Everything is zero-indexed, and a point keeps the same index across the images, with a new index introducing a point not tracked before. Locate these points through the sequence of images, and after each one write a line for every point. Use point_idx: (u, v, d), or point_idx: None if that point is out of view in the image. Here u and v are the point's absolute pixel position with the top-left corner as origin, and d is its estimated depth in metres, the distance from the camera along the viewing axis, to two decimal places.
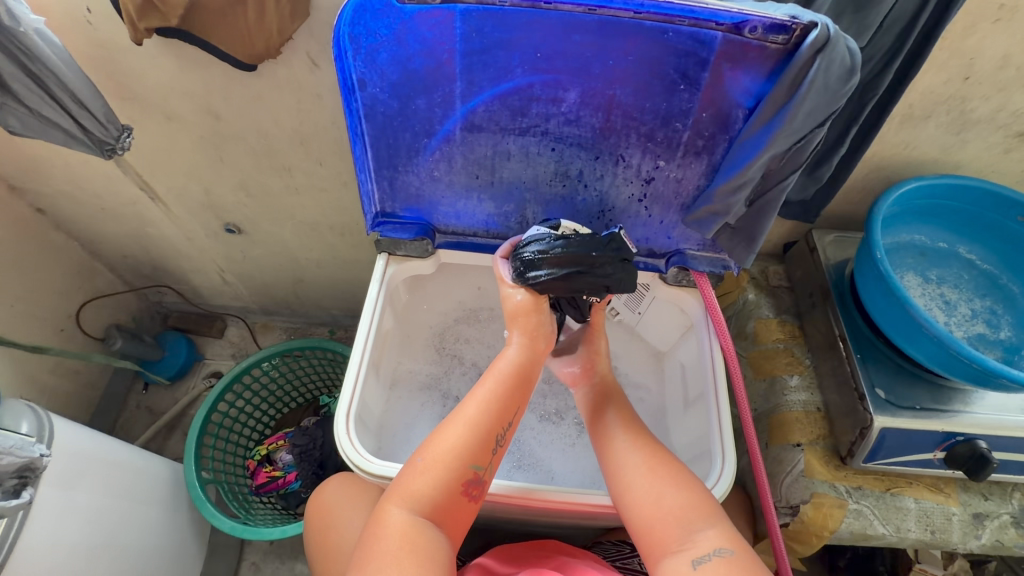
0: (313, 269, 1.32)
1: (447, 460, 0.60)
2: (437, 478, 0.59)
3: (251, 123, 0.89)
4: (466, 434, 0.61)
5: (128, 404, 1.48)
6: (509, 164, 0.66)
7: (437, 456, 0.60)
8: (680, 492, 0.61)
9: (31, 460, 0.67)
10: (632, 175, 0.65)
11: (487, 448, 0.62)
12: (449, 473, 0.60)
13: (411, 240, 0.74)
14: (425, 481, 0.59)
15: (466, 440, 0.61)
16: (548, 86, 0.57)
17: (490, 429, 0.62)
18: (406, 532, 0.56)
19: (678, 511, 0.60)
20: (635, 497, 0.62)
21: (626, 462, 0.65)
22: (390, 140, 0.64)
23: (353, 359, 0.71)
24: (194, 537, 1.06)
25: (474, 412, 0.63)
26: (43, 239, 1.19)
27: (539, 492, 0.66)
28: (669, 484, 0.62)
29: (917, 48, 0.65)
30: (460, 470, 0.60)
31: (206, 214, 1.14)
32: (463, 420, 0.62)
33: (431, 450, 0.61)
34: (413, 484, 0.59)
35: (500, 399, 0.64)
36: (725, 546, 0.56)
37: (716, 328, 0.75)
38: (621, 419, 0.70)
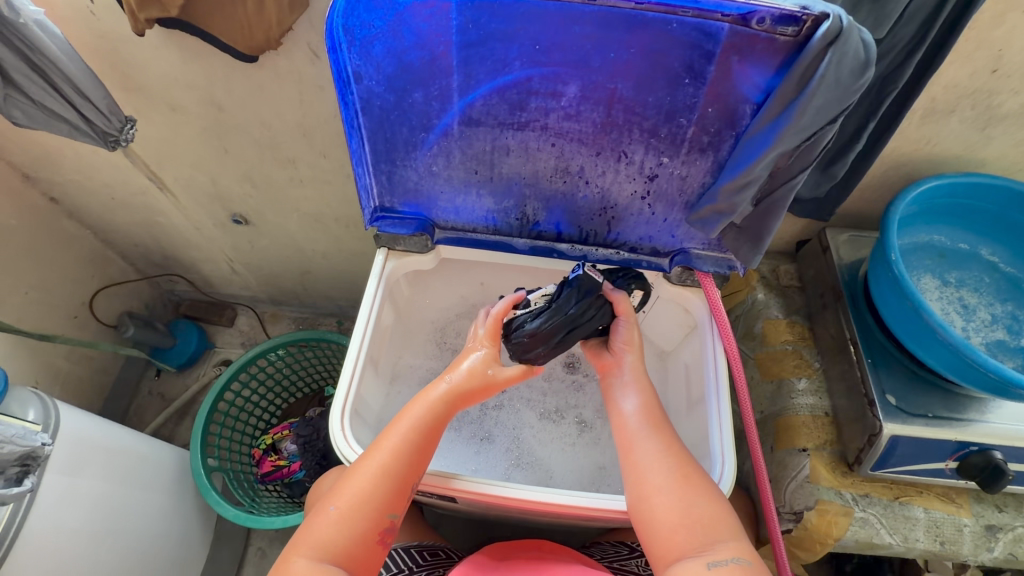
0: (320, 261, 1.32)
1: (360, 509, 0.57)
2: (350, 526, 0.56)
3: (255, 115, 0.88)
4: (377, 484, 0.58)
5: (140, 389, 1.52)
6: (508, 160, 0.64)
7: (349, 503, 0.57)
8: (709, 502, 0.58)
9: (33, 449, 0.69)
10: (635, 172, 0.63)
11: (400, 496, 0.59)
12: (359, 521, 0.57)
13: (410, 235, 0.73)
14: (335, 531, 0.56)
15: (380, 487, 0.58)
16: (547, 79, 0.56)
17: (403, 478, 0.59)
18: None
19: (705, 518, 0.56)
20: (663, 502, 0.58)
21: (655, 462, 0.61)
22: (387, 134, 0.63)
23: (350, 355, 0.70)
24: (200, 523, 1.08)
25: (389, 460, 0.59)
26: (57, 228, 1.21)
27: (535, 496, 0.65)
28: (700, 492, 0.58)
29: (941, 39, 0.62)
30: (373, 519, 0.57)
31: (213, 204, 1.14)
32: (376, 469, 0.59)
33: (342, 497, 0.58)
34: (323, 534, 0.56)
35: (414, 445, 0.61)
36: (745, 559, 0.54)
37: (719, 329, 0.72)
38: (650, 417, 0.65)
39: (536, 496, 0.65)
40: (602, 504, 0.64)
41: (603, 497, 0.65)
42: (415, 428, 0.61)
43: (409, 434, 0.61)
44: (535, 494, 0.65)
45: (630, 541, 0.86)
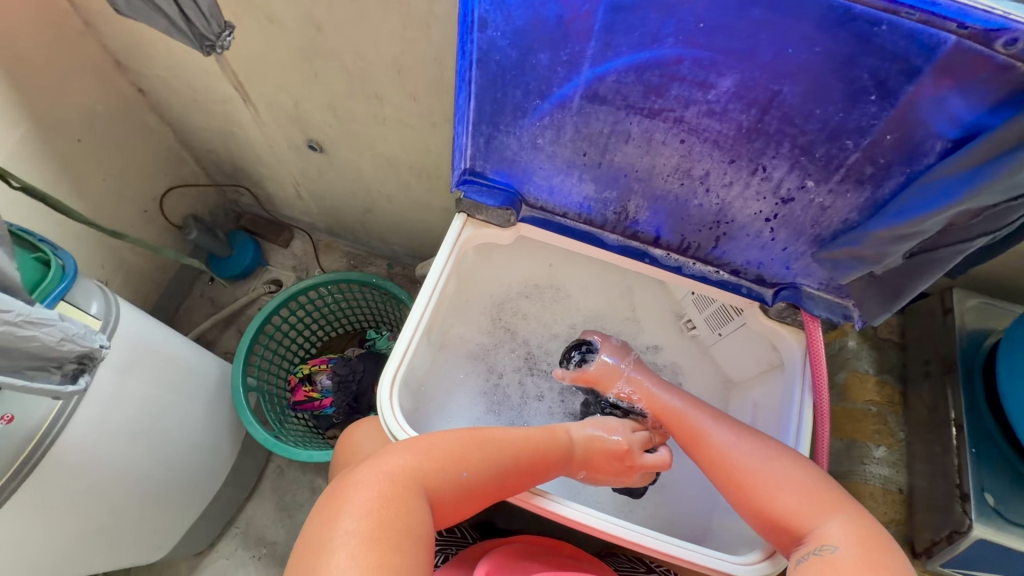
0: (384, 204, 1.29)
1: (460, 468, 0.56)
2: (445, 476, 0.55)
3: (352, 43, 0.83)
4: (471, 449, 0.58)
5: (193, 291, 1.56)
6: (625, 148, 0.57)
7: (449, 458, 0.56)
8: (804, 477, 0.58)
9: (91, 350, 0.58)
10: (768, 190, 0.54)
11: (491, 480, 0.58)
12: (444, 477, 0.55)
13: (495, 208, 0.67)
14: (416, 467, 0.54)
15: (483, 461, 0.58)
16: (700, 66, 0.47)
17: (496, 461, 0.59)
18: (401, 507, 0.50)
19: (804, 497, 0.56)
20: (745, 498, 0.59)
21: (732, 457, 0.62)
22: (497, 95, 0.56)
23: (410, 323, 0.65)
24: (231, 437, 1.12)
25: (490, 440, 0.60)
26: (140, 121, 1.21)
27: (577, 514, 0.61)
28: (782, 480, 0.58)
29: None
30: (459, 473, 0.56)
31: (291, 126, 1.11)
32: (474, 441, 0.58)
33: (468, 460, 0.57)
34: (420, 471, 0.54)
35: (517, 449, 0.61)
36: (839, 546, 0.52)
37: (813, 385, 0.63)
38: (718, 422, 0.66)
39: (576, 513, 0.61)
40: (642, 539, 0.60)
41: (648, 534, 0.61)
42: (530, 443, 0.62)
43: (520, 445, 0.61)
44: (574, 512, 0.61)
45: (648, 559, 0.82)
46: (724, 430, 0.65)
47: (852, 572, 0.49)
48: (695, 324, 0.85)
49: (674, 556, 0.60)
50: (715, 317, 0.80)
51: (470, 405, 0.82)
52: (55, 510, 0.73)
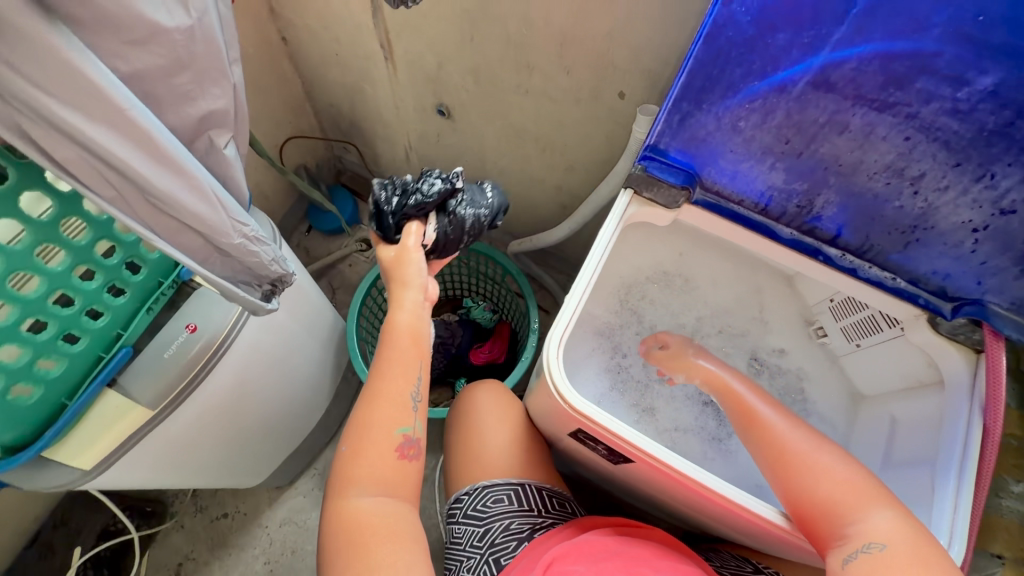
0: (493, 175, 1.31)
1: (371, 438, 0.62)
2: (376, 462, 0.61)
3: (522, 9, 0.84)
4: (383, 406, 0.62)
5: (290, 239, 1.62)
6: (835, 140, 0.56)
7: (359, 441, 0.62)
8: (845, 476, 0.58)
9: (286, 274, 0.62)
10: (987, 199, 0.53)
11: (403, 410, 0.64)
12: (381, 453, 0.62)
13: (670, 186, 0.67)
14: (366, 466, 0.61)
15: (393, 405, 0.63)
16: (960, 61, 0.46)
17: (400, 391, 0.63)
18: (372, 521, 0.58)
19: (838, 500, 0.56)
20: (782, 487, 0.60)
21: (782, 444, 0.62)
22: (714, 72, 0.56)
23: (575, 291, 0.64)
24: (331, 380, 1.17)
25: (385, 384, 0.63)
26: (278, 68, 1.26)
27: (695, 475, 0.59)
28: (819, 476, 0.59)
29: None
30: (387, 440, 0.62)
31: (425, 88, 1.14)
32: (380, 394, 0.63)
33: (352, 437, 0.62)
34: (357, 469, 0.61)
35: (401, 357, 0.65)
36: (886, 542, 0.53)
37: (984, 403, 0.60)
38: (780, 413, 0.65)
39: (700, 476, 0.59)
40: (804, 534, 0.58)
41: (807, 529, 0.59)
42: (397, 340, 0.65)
43: (405, 356, 0.65)
44: (694, 471, 0.59)
45: (755, 560, 0.80)
46: (772, 414, 0.65)
47: (901, 567, 0.51)
48: (827, 331, 0.84)
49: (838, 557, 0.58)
50: (858, 326, 0.79)
51: (594, 380, 0.84)
52: (203, 424, 0.78)
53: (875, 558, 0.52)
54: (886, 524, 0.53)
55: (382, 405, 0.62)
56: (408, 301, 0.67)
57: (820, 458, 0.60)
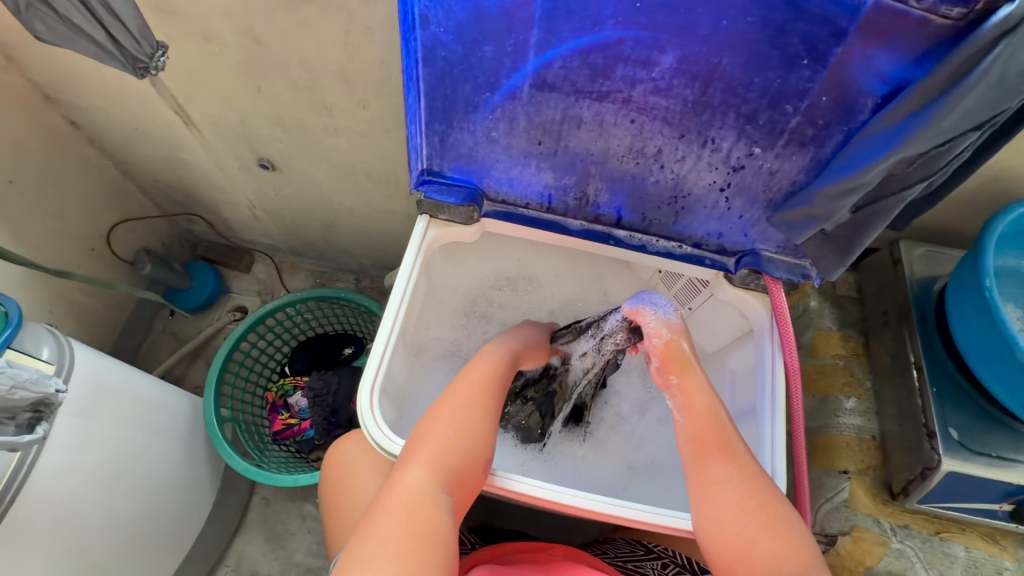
0: (346, 216, 1.25)
1: (471, 435, 0.58)
2: (458, 449, 0.57)
3: (294, 53, 0.79)
4: (474, 409, 0.60)
5: (153, 327, 1.45)
6: (578, 133, 0.57)
7: (464, 431, 0.58)
8: (775, 539, 0.51)
9: (46, 396, 0.65)
10: (719, 161, 0.56)
11: (498, 424, 0.61)
12: (472, 449, 0.57)
13: (456, 205, 0.68)
14: (444, 449, 0.56)
15: (497, 418, 0.61)
16: (641, 45, 0.48)
17: (493, 407, 0.61)
18: (425, 509, 0.50)
19: (769, 555, 0.50)
20: (711, 518, 0.55)
21: (721, 490, 0.56)
22: (447, 91, 0.56)
23: (383, 329, 0.66)
24: (210, 470, 1.07)
25: (477, 386, 0.62)
26: (78, 155, 1.13)
27: (563, 500, 0.61)
28: (750, 527, 0.52)
29: None
30: (479, 443, 0.58)
31: (241, 145, 1.06)
32: (463, 395, 0.61)
33: (459, 421, 0.58)
34: (441, 452, 0.56)
35: (495, 382, 0.63)
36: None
37: (781, 342, 0.67)
38: (722, 441, 0.59)
39: (550, 495, 0.61)
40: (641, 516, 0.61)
41: (643, 510, 0.62)
42: (495, 372, 0.64)
43: (480, 383, 0.62)
44: (548, 493, 0.61)
45: (646, 541, 0.83)
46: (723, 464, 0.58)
47: None
48: None
49: (670, 528, 0.61)
50: (686, 291, 0.80)
51: None
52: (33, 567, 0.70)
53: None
54: None
55: (459, 400, 0.60)
56: (509, 337, 0.72)
57: (772, 506, 0.54)
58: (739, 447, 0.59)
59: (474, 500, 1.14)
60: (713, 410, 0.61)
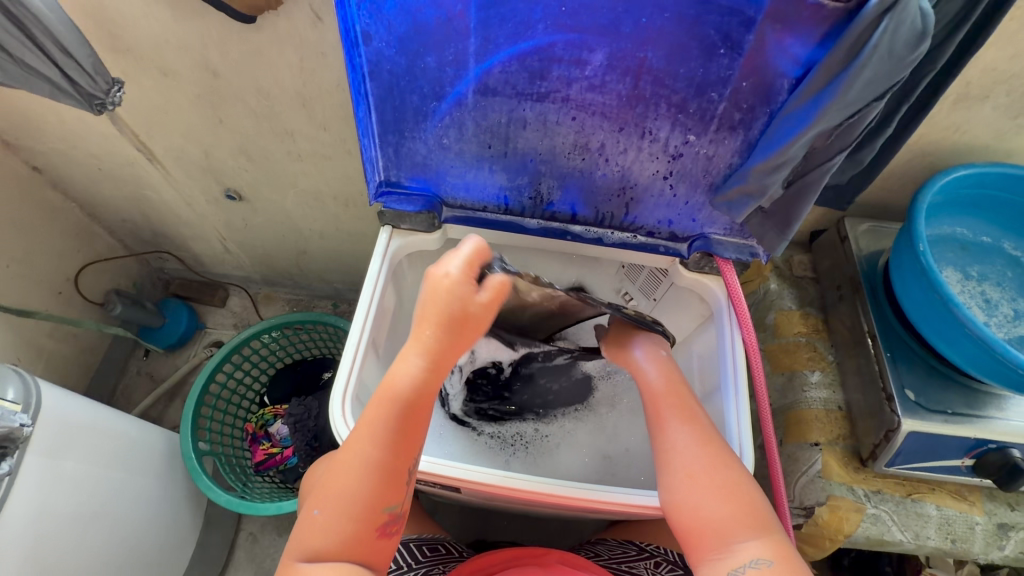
0: (316, 241, 1.25)
1: (347, 506, 0.51)
2: (344, 534, 0.51)
3: (251, 82, 0.82)
4: (364, 478, 0.52)
5: (128, 369, 1.43)
6: (525, 134, 0.60)
7: (336, 504, 0.51)
8: (723, 502, 0.53)
9: (12, 430, 0.66)
10: (659, 150, 0.60)
11: (394, 486, 0.53)
12: (354, 524, 0.51)
13: (417, 213, 0.71)
14: (327, 536, 0.51)
15: (387, 476, 0.53)
16: (571, 46, 0.51)
17: (392, 466, 0.53)
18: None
19: (721, 523, 0.52)
20: (667, 487, 0.57)
21: (676, 458, 0.57)
22: (396, 103, 0.58)
23: (352, 337, 0.67)
24: (190, 508, 1.05)
25: (370, 450, 0.53)
26: (40, 199, 1.13)
27: (541, 488, 0.62)
28: (704, 496, 0.54)
29: (974, 33, 0.56)
30: (366, 517, 0.52)
31: (206, 178, 1.07)
32: (360, 460, 0.52)
33: (326, 498, 0.52)
34: (315, 538, 0.51)
35: (396, 431, 0.53)
36: (771, 557, 0.50)
37: (738, 319, 0.70)
38: (678, 401, 0.62)
39: (523, 484, 0.62)
40: (613, 497, 0.62)
41: (615, 491, 0.63)
42: (392, 414, 0.53)
43: (367, 446, 0.53)
44: (522, 483, 0.62)
45: (638, 540, 0.80)
46: (682, 431, 0.59)
47: None
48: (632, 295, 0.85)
49: (640, 506, 0.62)
50: (649, 283, 0.82)
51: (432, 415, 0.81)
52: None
53: (763, 571, 0.49)
54: (763, 546, 0.51)
55: (353, 472, 0.52)
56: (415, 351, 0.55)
57: (721, 465, 0.56)
58: (697, 410, 0.61)
59: (464, 514, 1.13)
60: (671, 380, 0.64)
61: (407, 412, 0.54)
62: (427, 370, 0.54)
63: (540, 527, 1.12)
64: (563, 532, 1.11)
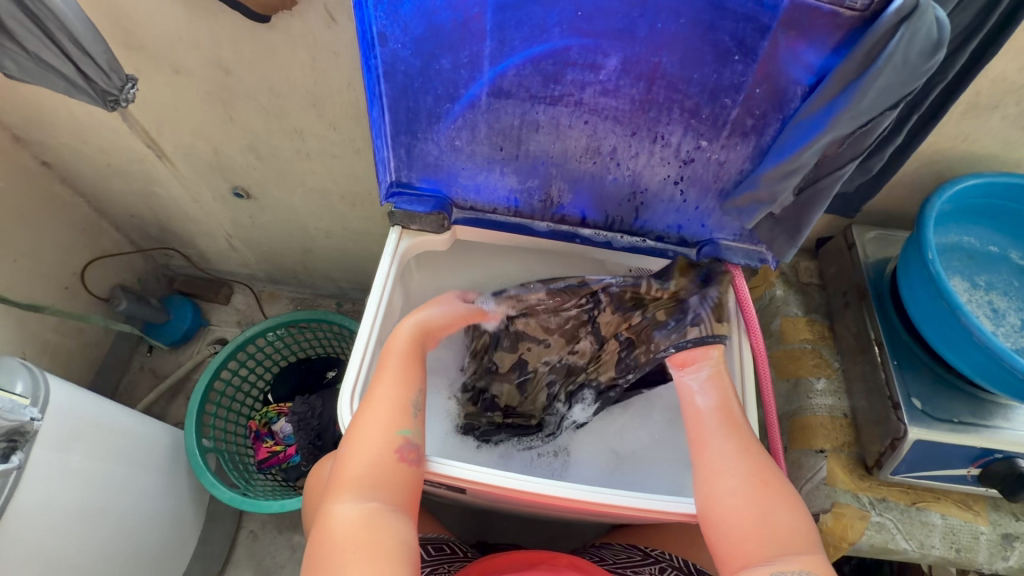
0: (322, 239, 1.25)
1: (373, 449, 0.57)
2: (374, 459, 0.56)
3: (263, 81, 0.82)
4: (386, 414, 0.59)
5: (131, 365, 1.43)
6: (537, 137, 0.61)
7: (368, 451, 0.57)
8: (789, 513, 0.55)
9: (21, 424, 0.66)
10: (670, 155, 0.60)
11: (407, 413, 0.60)
12: (381, 452, 0.57)
13: (427, 214, 0.70)
14: (362, 465, 0.56)
15: (410, 401, 0.61)
16: (586, 50, 0.52)
17: (405, 398, 0.61)
18: (358, 532, 0.51)
19: (782, 531, 0.54)
20: (731, 488, 0.57)
21: (735, 465, 0.59)
22: (409, 104, 0.59)
23: (361, 336, 0.67)
24: (192, 504, 1.05)
25: (392, 391, 0.61)
26: (49, 194, 1.13)
27: (547, 491, 0.62)
28: (773, 505, 0.55)
29: (985, 43, 0.56)
30: (386, 441, 0.58)
31: (214, 175, 1.07)
32: (381, 398, 0.61)
33: (357, 447, 0.57)
34: (348, 469, 0.56)
35: (402, 368, 0.63)
36: (813, 572, 0.51)
37: (746, 324, 0.70)
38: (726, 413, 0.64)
39: (530, 486, 0.62)
40: (619, 501, 0.62)
41: (621, 495, 0.63)
42: (400, 358, 0.64)
43: (394, 388, 0.61)
44: (530, 485, 0.62)
45: (641, 544, 0.80)
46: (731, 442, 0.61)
47: None
48: None
49: (646, 510, 0.62)
50: None
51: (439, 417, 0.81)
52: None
53: None
54: (813, 560, 0.52)
55: (375, 410, 0.60)
56: (405, 327, 0.68)
57: (780, 479, 0.58)
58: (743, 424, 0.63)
59: (464, 515, 1.12)
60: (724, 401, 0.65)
61: (408, 359, 0.65)
62: (418, 329, 0.68)
63: (541, 529, 1.12)
64: (564, 535, 1.11)
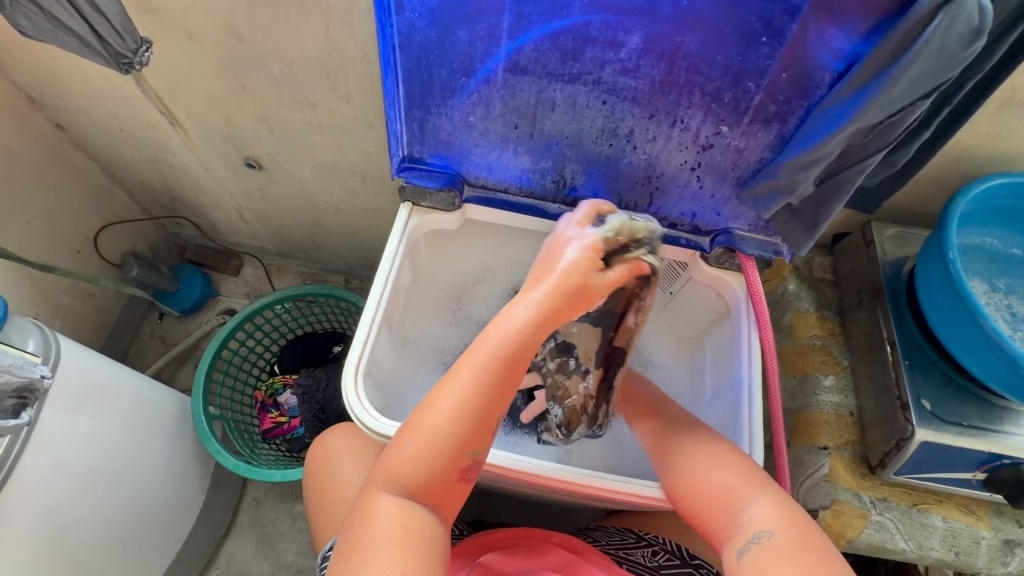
0: (332, 215, 1.25)
1: (462, 437, 0.48)
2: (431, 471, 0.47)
3: (276, 49, 0.81)
4: (457, 417, 0.48)
5: (142, 331, 1.45)
6: (552, 116, 0.59)
7: (429, 442, 0.47)
8: (727, 477, 0.54)
9: (31, 380, 0.67)
10: (688, 140, 0.59)
11: (487, 428, 0.49)
12: (440, 462, 0.47)
13: (437, 190, 0.70)
14: (413, 469, 0.47)
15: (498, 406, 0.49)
16: (607, 27, 0.50)
17: (488, 411, 0.49)
18: (404, 526, 0.45)
19: (725, 495, 0.53)
20: (674, 478, 0.58)
21: (673, 449, 0.60)
22: (424, 77, 0.57)
23: (367, 312, 0.67)
24: (197, 470, 1.07)
25: (468, 389, 0.48)
26: (64, 158, 1.14)
27: (545, 473, 0.62)
28: (708, 478, 0.55)
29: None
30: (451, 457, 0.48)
31: (226, 145, 1.07)
32: (456, 399, 0.48)
33: (421, 432, 0.48)
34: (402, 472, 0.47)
35: (497, 376, 0.49)
36: (775, 526, 0.49)
37: (756, 317, 0.69)
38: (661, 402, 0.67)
39: (529, 467, 0.62)
40: (616, 485, 0.62)
41: (622, 480, 0.63)
42: (504, 349, 0.49)
43: (470, 388, 0.48)
44: (528, 466, 0.62)
45: (637, 530, 0.81)
46: (673, 428, 0.62)
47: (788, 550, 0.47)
48: None
49: (644, 497, 0.62)
50: (666, 276, 0.81)
51: None
52: (25, 555, 0.71)
53: (768, 536, 0.48)
54: (768, 507, 0.50)
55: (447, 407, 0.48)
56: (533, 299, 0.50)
57: (716, 446, 0.58)
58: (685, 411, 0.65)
59: None
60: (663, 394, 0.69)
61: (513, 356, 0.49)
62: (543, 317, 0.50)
63: (538, 511, 1.13)
64: (560, 519, 1.12)
